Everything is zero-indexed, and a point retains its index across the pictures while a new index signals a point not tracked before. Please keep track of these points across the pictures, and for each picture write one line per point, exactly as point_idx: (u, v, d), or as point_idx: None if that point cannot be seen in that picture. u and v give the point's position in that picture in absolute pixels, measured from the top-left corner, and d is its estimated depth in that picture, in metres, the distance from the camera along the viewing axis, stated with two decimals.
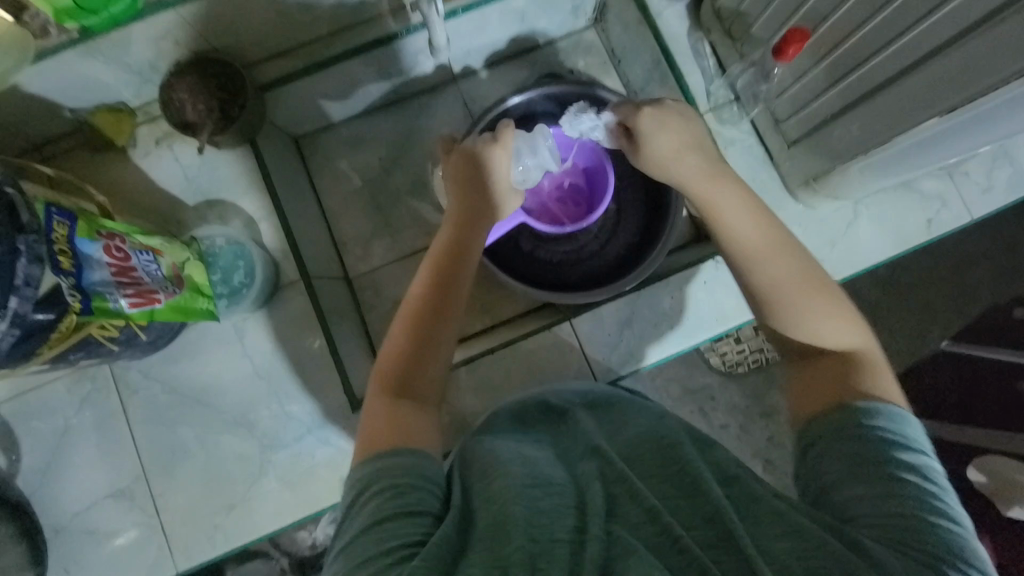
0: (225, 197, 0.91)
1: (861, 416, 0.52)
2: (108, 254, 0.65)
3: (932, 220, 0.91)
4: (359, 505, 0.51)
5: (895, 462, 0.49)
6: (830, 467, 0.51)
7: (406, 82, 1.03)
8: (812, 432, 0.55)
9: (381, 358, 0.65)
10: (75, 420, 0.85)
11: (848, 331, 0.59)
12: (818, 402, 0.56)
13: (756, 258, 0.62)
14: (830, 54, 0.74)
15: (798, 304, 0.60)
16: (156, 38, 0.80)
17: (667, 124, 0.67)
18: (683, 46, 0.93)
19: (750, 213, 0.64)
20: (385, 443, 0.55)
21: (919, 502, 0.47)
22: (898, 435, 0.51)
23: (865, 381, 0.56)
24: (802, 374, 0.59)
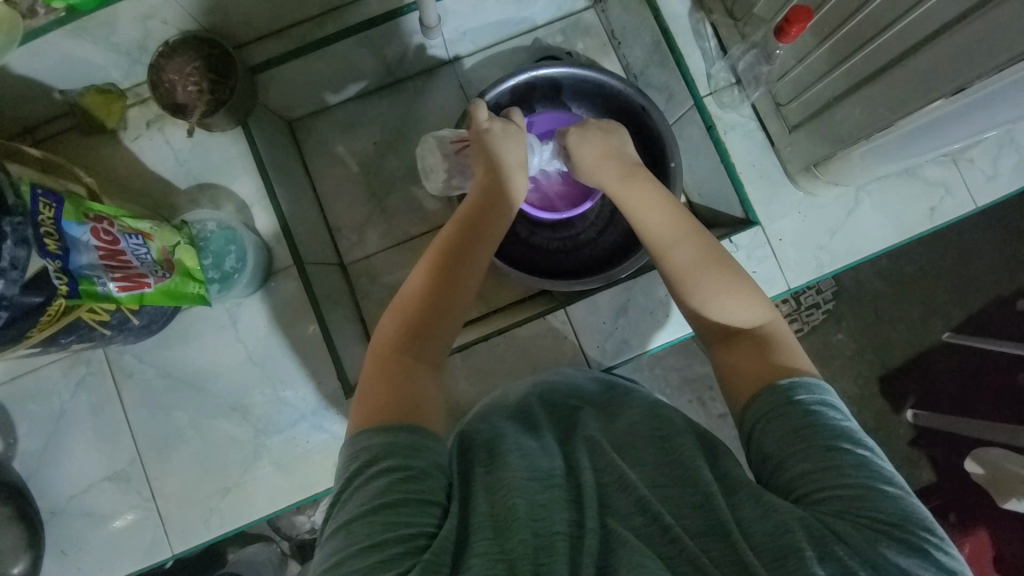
0: (218, 181, 0.90)
1: (791, 391, 0.52)
2: (96, 237, 0.64)
3: (935, 208, 0.89)
4: (364, 483, 0.49)
5: (832, 432, 0.49)
6: (774, 446, 0.50)
7: (401, 64, 1.01)
8: (751, 414, 0.53)
9: (371, 348, 0.63)
10: (70, 404, 0.85)
11: (755, 301, 0.61)
12: (745, 384, 0.56)
13: (666, 246, 0.66)
14: (835, 34, 0.72)
15: (712, 286, 0.62)
16: (145, 16, 0.79)
17: (587, 138, 0.77)
18: (683, 26, 0.91)
19: (662, 204, 0.70)
20: (386, 418, 0.54)
21: (861, 468, 0.46)
22: (828, 405, 0.51)
23: (776, 352, 0.57)
24: (725, 357, 0.59)
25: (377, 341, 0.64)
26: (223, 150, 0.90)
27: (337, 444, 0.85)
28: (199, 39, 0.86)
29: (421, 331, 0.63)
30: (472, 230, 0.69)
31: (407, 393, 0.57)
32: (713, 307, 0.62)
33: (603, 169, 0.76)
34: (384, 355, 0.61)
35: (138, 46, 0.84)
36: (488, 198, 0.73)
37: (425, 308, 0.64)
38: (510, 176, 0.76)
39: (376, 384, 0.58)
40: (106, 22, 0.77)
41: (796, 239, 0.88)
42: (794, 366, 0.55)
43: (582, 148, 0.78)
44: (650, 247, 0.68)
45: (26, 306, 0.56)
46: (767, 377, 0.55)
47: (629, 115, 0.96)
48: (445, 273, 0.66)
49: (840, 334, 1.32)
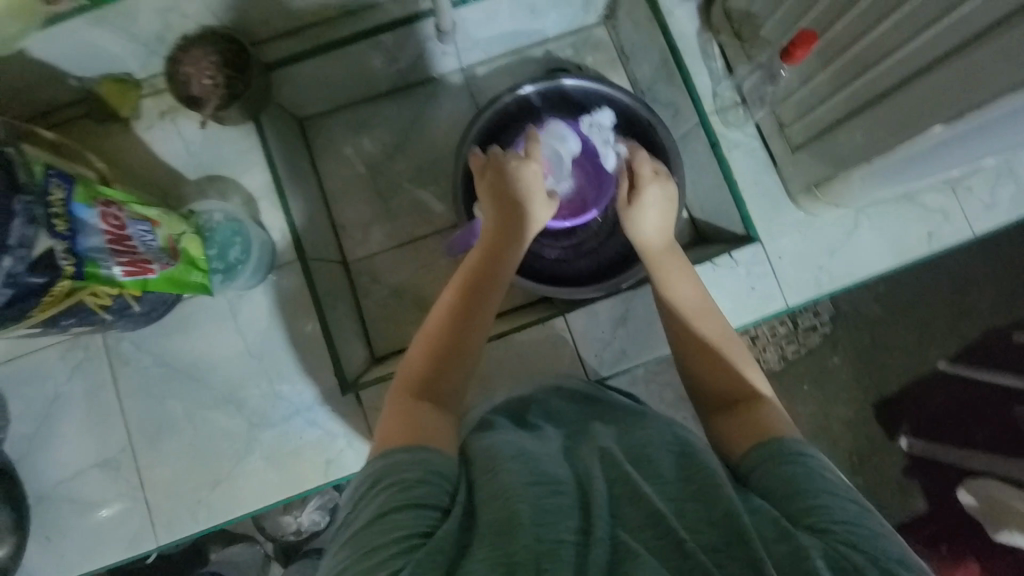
0: (227, 174, 0.91)
1: (790, 447, 0.55)
2: (104, 221, 0.65)
3: (933, 233, 0.91)
4: (368, 499, 0.51)
5: (832, 484, 0.51)
6: (772, 484, 0.52)
7: (414, 70, 1.03)
8: (750, 460, 0.56)
9: (403, 365, 0.67)
10: (65, 388, 0.85)
11: (759, 381, 0.66)
12: (741, 442, 0.59)
13: (692, 316, 0.71)
14: (839, 58, 0.74)
15: (713, 363, 0.67)
16: (166, 10, 0.81)
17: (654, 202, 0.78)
18: (692, 46, 0.93)
19: (689, 279, 0.74)
20: (405, 435, 0.57)
21: (862, 518, 0.48)
22: (824, 465, 0.53)
23: (775, 417, 0.60)
24: (724, 419, 0.62)
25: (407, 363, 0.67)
26: (234, 143, 0.91)
27: (330, 441, 0.84)
28: (218, 35, 0.87)
29: (448, 356, 0.65)
30: (496, 262, 0.72)
31: (427, 415, 0.60)
32: (716, 378, 0.66)
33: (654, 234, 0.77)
34: (413, 379, 0.64)
35: (156, 38, 0.86)
36: (512, 228, 0.74)
37: (452, 337, 0.66)
38: (534, 208, 0.77)
39: (401, 405, 0.61)
40: (127, 13, 0.78)
41: (795, 258, 0.89)
42: (795, 432, 0.58)
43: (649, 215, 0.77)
44: (676, 310, 0.72)
45: (32, 287, 0.56)
46: (768, 433, 0.57)
47: (635, 127, 0.98)
48: (469, 306, 0.68)
49: (836, 357, 1.33)
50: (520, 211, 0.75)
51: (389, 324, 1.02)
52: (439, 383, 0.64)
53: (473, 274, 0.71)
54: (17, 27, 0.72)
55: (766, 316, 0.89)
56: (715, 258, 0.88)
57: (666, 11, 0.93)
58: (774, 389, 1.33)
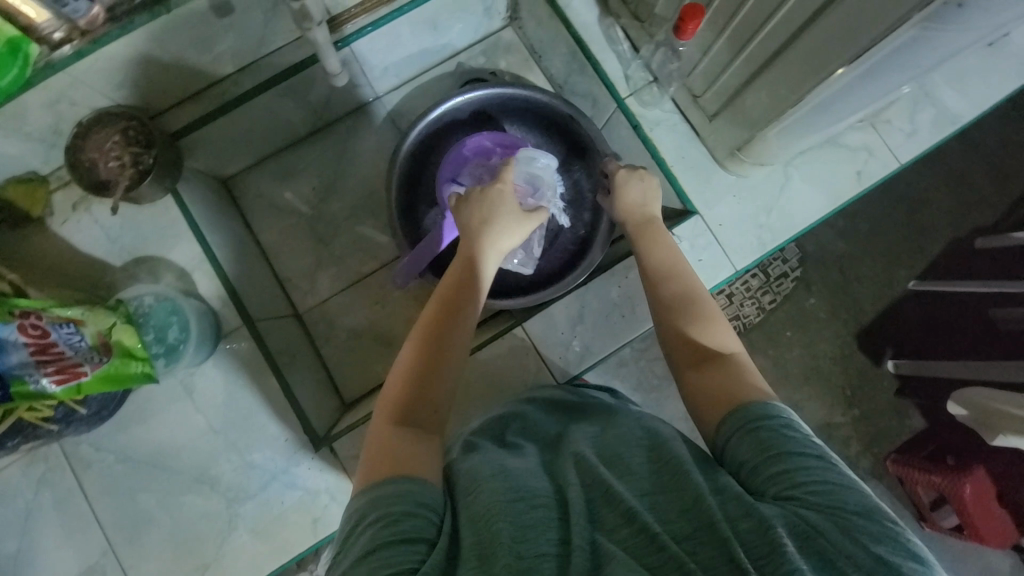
0: (154, 252, 0.88)
1: (759, 410, 0.53)
2: (24, 333, 0.62)
3: (862, 171, 0.92)
4: (354, 538, 0.48)
5: (800, 442, 0.50)
6: (745, 454, 0.51)
7: (329, 109, 1.02)
8: (724, 432, 0.54)
9: (384, 390, 0.65)
10: (34, 503, 0.82)
11: (730, 343, 0.65)
12: (714, 409, 0.57)
13: (661, 282, 0.72)
14: (730, 25, 0.74)
15: (692, 327, 0.67)
16: (53, 102, 0.78)
17: (636, 176, 0.80)
18: (595, 35, 0.93)
19: (672, 247, 0.76)
20: (384, 467, 0.54)
21: (827, 473, 0.47)
22: (792, 423, 0.52)
23: (746, 377, 0.59)
24: (695, 381, 0.61)
25: (386, 390, 0.65)
26: (153, 220, 0.87)
27: (313, 499, 0.83)
28: (116, 115, 0.85)
29: (427, 377, 0.64)
30: (465, 277, 0.71)
31: (404, 445, 0.57)
32: (690, 346, 0.65)
33: (634, 209, 0.80)
34: (389, 409, 0.62)
35: (51, 131, 0.82)
36: (477, 242, 0.74)
37: (426, 357, 0.65)
38: (507, 216, 0.76)
39: (382, 437, 0.59)
40: (14, 114, 0.75)
41: (735, 223, 0.90)
42: (762, 391, 0.56)
43: (632, 187, 0.80)
44: (649, 279, 0.73)
45: None
46: (734, 399, 0.56)
47: (561, 124, 0.97)
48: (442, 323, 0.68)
49: (811, 300, 1.35)
50: (495, 224, 0.75)
51: (356, 367, 1.00)
52: (417, 408, 0.62)
53: (449, 291, 0.70)
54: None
55: (717, 286, 0.89)
56: None
57: (563, 4, 0.92)
58: (755, 345, 1.34)
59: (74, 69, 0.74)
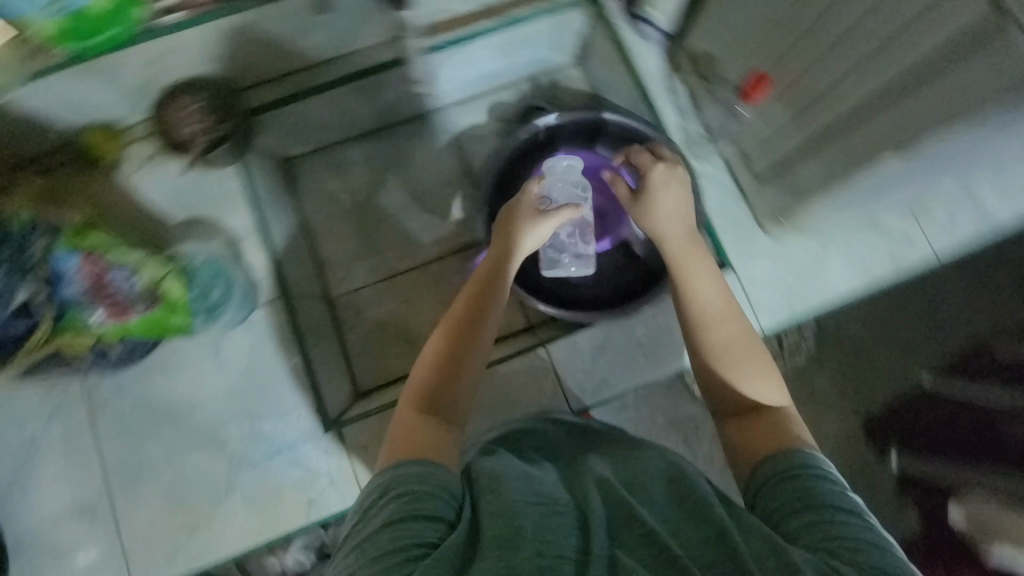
0: (212, 214, 0.93)
1: (798, 459, 0.54)
2: (86, 266, 0.67)
3: (896, 255, 0.94)
4: (376, 507, 0.51)
5: (837, 496, 0.50)
6: (777, 501, 0.52)
7: (395, 113, 1.06)
8: (757, 479, 0.55)
9: (413, 377, 0.68)
10: (41, 434, 0.84)
11: (776, 389, 0.63)
12: (749, 453, 0.58)
13: (706, 323, 0.66)
14: (795, 97, 0.75)
15: (740, 369, 0.64)
16: (149, 63, 0.82)
17: (665, 185, 0.73)
18: (657, 85, 0.98)
19: (713, 275, 0.69)
20: (408, 451, 0.57)
21: (863, 531, 0.48)
22: (830, 475, 0.53)
23: (786, 430, 0.59)
24: (733, 429, 0.62)
25: (413, 380, 0.68)
26: (220, 183, 0.94)
27: (314, 479, 0.84)
28: (202, 84, 0.89)
29: (452, 374, 0.66)
30: (489, 286, 0.71)
31: (425, 434, 0.60)
32: (727, 388, 0.64)
33: (674, 222, 0.72)
34: (416, 395, 0.65)
35: (141, 90, 0.86)
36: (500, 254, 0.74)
37: (451, 356, 0.67)
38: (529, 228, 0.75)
39: (410, 424, 0.62)
40: (114, 66, 0.79)
41: (766, 283, 0.92)
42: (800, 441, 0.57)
43: (661, 195, 0.73)
44: (688, 317, 0.67)
45: (15, 334, 0.64)
46: (768, 450, 0.57)
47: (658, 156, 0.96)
48: (467, 328, 0.69)
49: None
50: (519, 234, 0.74)
51: (374, 359, 1.02)
52: (442, 396, 0.65)
53: (475, 297, 0.71)
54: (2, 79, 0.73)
55: None
56: None
57: (632, 51, 0.98)
58: None
59: (178, 36, 0.79)
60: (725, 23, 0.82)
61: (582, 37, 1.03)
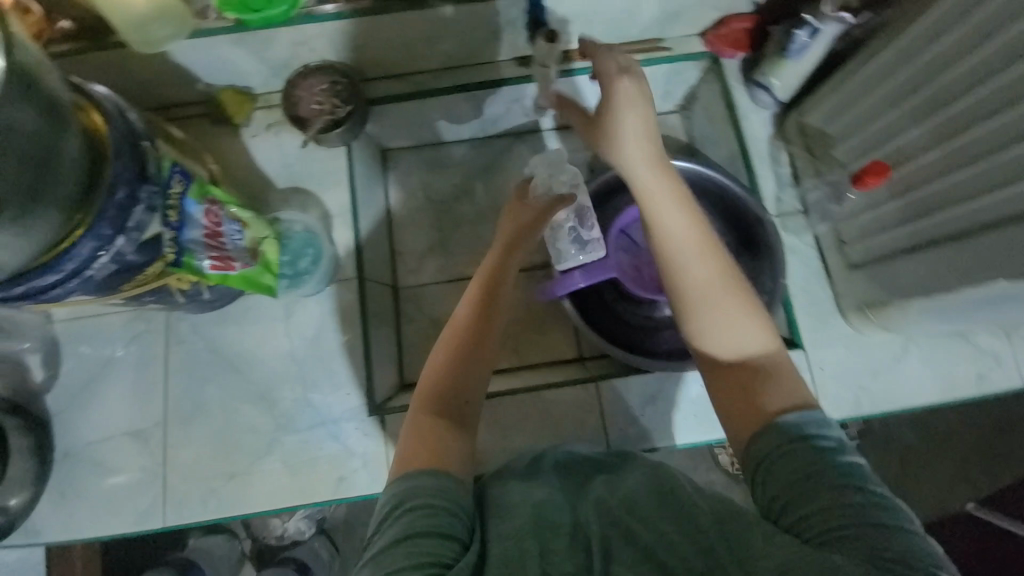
0: (311, 188, 0.98)
1: (793, 427, 0.54)
2: (206, 218, 0.70)
3: (981, 375, 0.89)
4: (390, 522, 0.52)
5: (835, 466, 0.51)
6: (779, 487, 0.52)
7: (495, 126, 1.10)
8: (755, 457, 0.54)
9: (423, 374, 0.67)
10: (120, 354, 0.90)
11: (764, 330, 0.60)
12: (744, 424, 0.57)
13: (683, 261, 0.62)
14: (909, 193, 0.73)
15: (718, 316, 0.60)
16: (296, 43, 0.89)
17: (634, 107, 0.66)
18: (761, 151, 0.97)
19: (686, 208, 0.64)
20: (423, 456, 0.58)
21: (862, 503, 0.48)
22: (824, 438, 0.53)
23: (783, 385, 0.57)
24: (721, 387, 0.59)
25: (423, 378, 0.67)
26: (324, 160, 0.99)
27: (347, 457, 0.86)
28: (335, 69, 0.94)
29: (463, 373, 0.66)
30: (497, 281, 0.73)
31: (441, 436, 0.60)
32: (716, 342, 0.61)
33: (639, 148, 0.66)
34: (426, 397, 0.64)
35: (282, 64, 0.94)
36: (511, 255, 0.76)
37: (460, 354, 0.67)
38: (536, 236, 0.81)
39: (422, 427, 0.61)
40: (266, 40, 0.87)
41: (836, 371, 0.89)
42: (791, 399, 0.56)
43: (624, 117, 0.66)
44: (662, 256, 0.63)
45: (131, 265, 0.62)
46: (766, 416, 0.56)
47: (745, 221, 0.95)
48: (478, 319, 0.69)
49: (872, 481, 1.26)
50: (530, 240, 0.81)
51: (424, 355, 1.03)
52: (452, 398, 0.64)
53: (483, 287, 0.72)
54: (166, 31, 0.80)
55: None
56: None
57: (741, 113, 0.98)
58: None
59: (327, 24, 0.86)
60: (849, 104, 0.82)
61: (690, 88, 1.07)
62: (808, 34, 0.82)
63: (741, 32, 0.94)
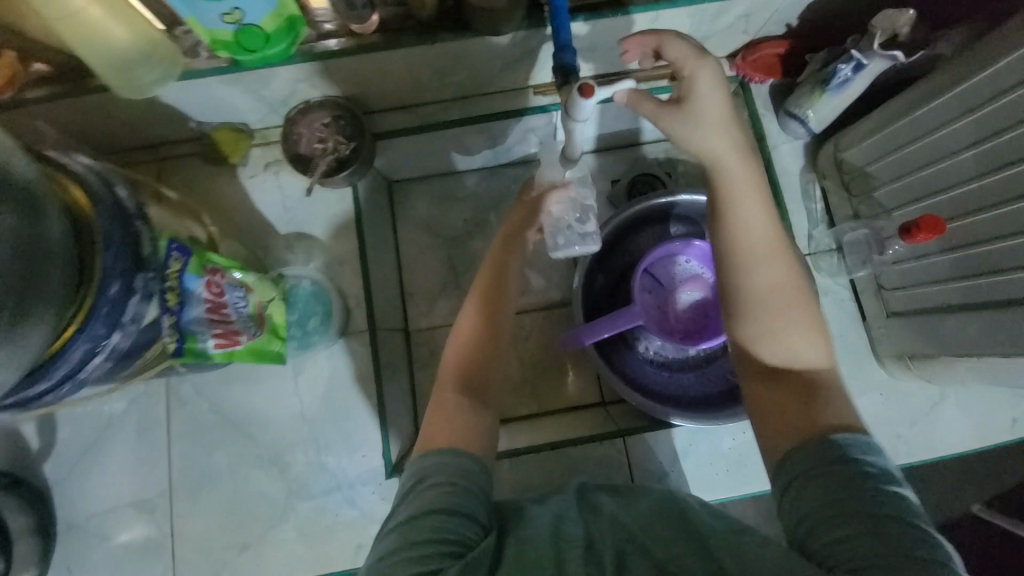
0: (316, 233, 0.92)
1: (834, 448, 0.50)
2: (208, 289, 0.63)
3: (1018, 421, 0.86)
4: (412, 495, 0.53)
5: (874, 497, 0.47)
6: (809, 505, 0.48)
7: (507, 153, 1.03)
8: (787, 472, 0.51)
9: (447, 353, 0.66)
10: (118, 418, 0.85)
11: (821, 345, 0.58)
12: (784, 431, 0.54)
13: (752, 259, 0.59)
14: (962, 249, 0.69)
15: (776, 322, 0.58)
16: (295, 80, 0.81)
17: (712, 82, 0.59)
18: (793, 184, 0.92)
19: (761, 201, 0.60)
20: (450, 437, 0.57)
21: (901, 537, 0.44)
22: (871, 470, 0.49)
23: (832, 400, 0.54)
24: (765, 394, 0.57)
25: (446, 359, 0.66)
26: (328, 202, 0.92)
27: (366, 523, 0.82)
28: (336, 104, 0.87)
29: (489, 351, 0.65)
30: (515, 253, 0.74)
31: (464, 419, 0.59)
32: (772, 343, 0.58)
33: (721, 133, 0.59)
34: (452, 374, 0.64)
35: (280, 100, 0.86)
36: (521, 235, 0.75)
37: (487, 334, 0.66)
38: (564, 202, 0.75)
39: (445, 408, 0.60)
40: (261, 78, 0.79)
41: (871, 422, 0.86)
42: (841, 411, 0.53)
43: (706, 95, 0.59)
44: (729, 251, 0.60)
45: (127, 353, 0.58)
46: (811, 428, 0.53)
47: None
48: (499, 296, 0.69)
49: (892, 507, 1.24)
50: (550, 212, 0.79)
51: None
52: (476, 372, 0.64)
53: (499, 264, 0.72)
54: (154, 75, 0.71)
55: None
56: None
57: (772, 144, 0.93)
58: None
59: (329, 61, 0.78)
60: (895, 145, 0.76)
61: None
62: (852, 68, 0.77)
63: (772, 58, 0.87)
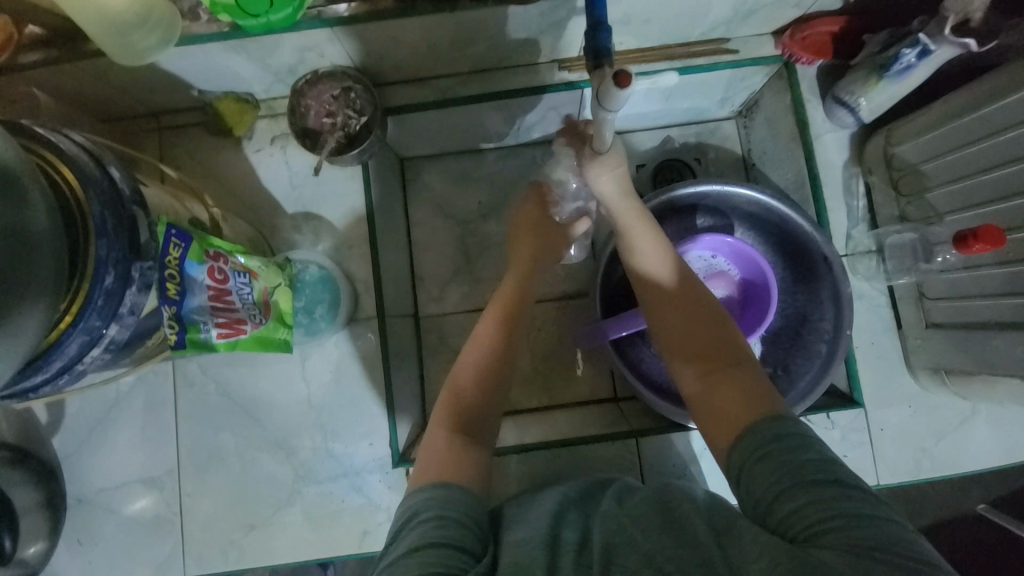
0: (324, 213, 0.88)
1: (770, 429, 0.49)
2: (211, 277, 0.60)
3: None
4: (404, 531, 0.48)
5: (813, 463, 0.45)
6: (762, 484, 0.46)
7: (526, 131, 0.97)
8: (735, 461, 0.49)
9: (449, 382, 0.63)
10: (126, 396, 0.84)
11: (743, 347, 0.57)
12: (725, 424, 0.52)
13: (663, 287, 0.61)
14: (1018, 264, 0.64)
15: (691, 334, 0.58)
16: (304, 48, 0.76)
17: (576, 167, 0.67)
18: (834, 179, 0.85)
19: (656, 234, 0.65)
20: (447, 469, 0.54)
21: (848, 500, 0.42)
22: (804, 436, 0.48)
23: (763, 391, 0.53)
24: (700, 397, 0.55)
25: (452, 381, 0.63)
26: (337, 180, 0.88)
27: (371, 511, 0.82)
28: (347, 75, 0.81)
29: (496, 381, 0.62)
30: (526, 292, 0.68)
31: (463, 457, 0.55)
32: (694, 356, 0.57)
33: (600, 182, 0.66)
34: (448, 410, 0.60)
35: (287, 70, 0.80)
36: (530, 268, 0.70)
37: (492, 358, 0.63)
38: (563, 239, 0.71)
39: (443, 443, 0.57)
40: (267, 45, 0.73)
41: (896, 434, 0.82)
42: (778, 401, 0.52)
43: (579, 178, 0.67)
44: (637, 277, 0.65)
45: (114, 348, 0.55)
46: (744, 419, 0.51)
47: (803, 260, 0.85)
48: (509, 327, 0.65)
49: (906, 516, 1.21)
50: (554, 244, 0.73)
51: None
52: (473, 411, 0.60)
53: (508, 302, 0.66)
54: (151, 40, 0.64)
55: None
56: (830, 412, 0.81)
57: (815, 133, 0.85)
58: None
59: (338, 28, 0.71)
60: (957, 141, 0.70)
61: (753, 94, 0.90)
62: (917, 54, 0.70)
63: (825, 37, 0.79)
